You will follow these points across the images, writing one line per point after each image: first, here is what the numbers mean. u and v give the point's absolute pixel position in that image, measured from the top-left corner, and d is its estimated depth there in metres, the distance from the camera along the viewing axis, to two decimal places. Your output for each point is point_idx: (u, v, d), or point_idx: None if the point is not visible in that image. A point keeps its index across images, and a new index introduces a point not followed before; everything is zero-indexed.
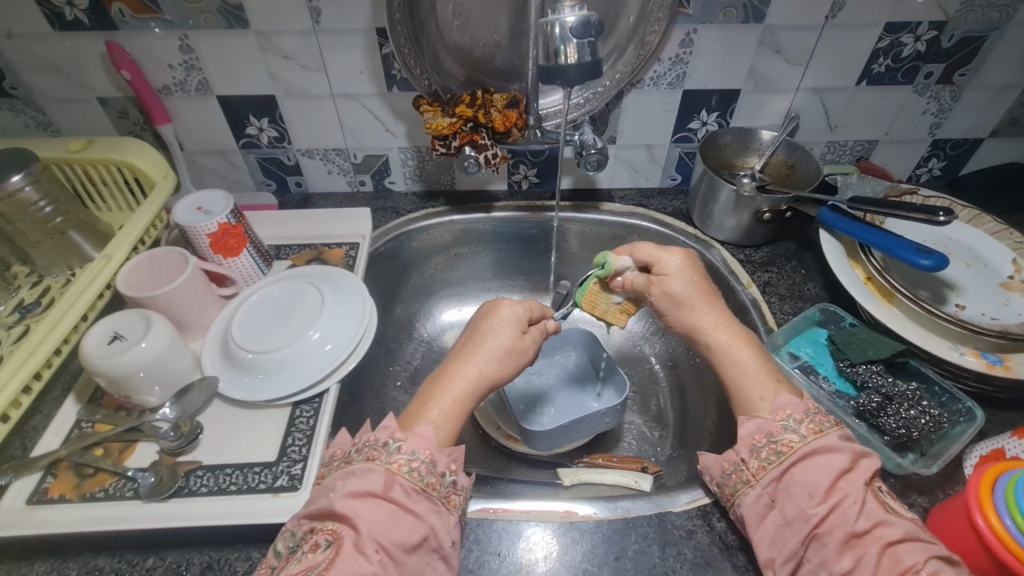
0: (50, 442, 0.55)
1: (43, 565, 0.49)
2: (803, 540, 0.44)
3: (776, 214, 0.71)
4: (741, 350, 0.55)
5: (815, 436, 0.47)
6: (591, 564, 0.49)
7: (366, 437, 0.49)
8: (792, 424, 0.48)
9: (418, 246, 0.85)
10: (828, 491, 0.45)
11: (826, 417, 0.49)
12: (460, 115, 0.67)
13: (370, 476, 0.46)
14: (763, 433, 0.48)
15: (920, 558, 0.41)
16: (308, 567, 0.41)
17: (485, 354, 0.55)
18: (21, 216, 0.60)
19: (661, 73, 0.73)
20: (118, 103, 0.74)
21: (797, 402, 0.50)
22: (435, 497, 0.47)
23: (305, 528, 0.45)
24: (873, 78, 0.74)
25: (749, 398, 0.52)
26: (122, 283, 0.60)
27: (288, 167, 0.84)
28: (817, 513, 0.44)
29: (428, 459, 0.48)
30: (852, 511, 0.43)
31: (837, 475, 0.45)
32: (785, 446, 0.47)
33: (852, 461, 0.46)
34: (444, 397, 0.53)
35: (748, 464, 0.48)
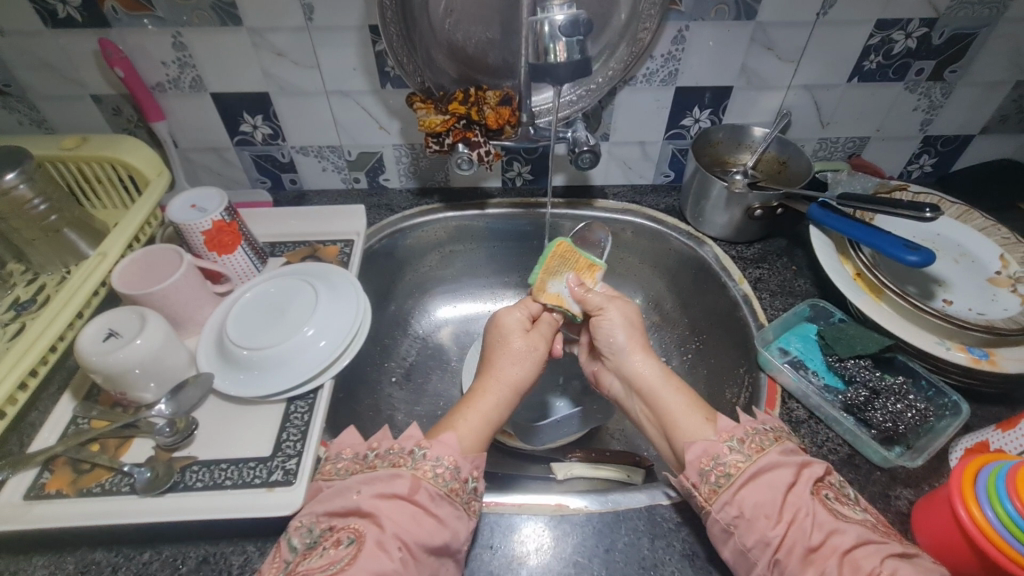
0: (47, 439, 0.56)
1: (41, 559, 0.50)
2: (767, 564, 0.44)
3: (768, 210, 0.72)
4: (668, 382, 0.58)
5: (758, 454, 0.48)
6: (582, 556, 0.50)
7: (388, 445, 0.50)
8: (735, 444, 0.49)
9: (412, 243, 0.85)
10: (782, 508, 0.45)
11: (765, 434, 0.50)
12: (453, 112, 0.67)
13: (398, 480, 0.47)
14: (709, 456, 0.49)
15: (876, 561, 0.41)
16: (331, 561, 0.42)
17: (506, 362, 0.61)
18: (16, 214, 0.60)
19: (654, 70, 0.73)
20: (112, 101, 0.75)
21: (736, 424, 0.51)
22: (458, 503, 0.47)
23: (324, 526, 0.46)
24: (864, 75, 0.75)
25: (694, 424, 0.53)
26: (117, 280, 0.61)
27: (282, 164, 0.84)
28: (776, 534, 0.44)
29: (451, 465, 0.49)
30: (806, 523, 0.44)
31: (787, 489, 0.46)
32: (731, 467, 0.48)
33: (797, 475, 0.47)
34: (473, 413, 0.56)
35: (699, 490, 0.49)
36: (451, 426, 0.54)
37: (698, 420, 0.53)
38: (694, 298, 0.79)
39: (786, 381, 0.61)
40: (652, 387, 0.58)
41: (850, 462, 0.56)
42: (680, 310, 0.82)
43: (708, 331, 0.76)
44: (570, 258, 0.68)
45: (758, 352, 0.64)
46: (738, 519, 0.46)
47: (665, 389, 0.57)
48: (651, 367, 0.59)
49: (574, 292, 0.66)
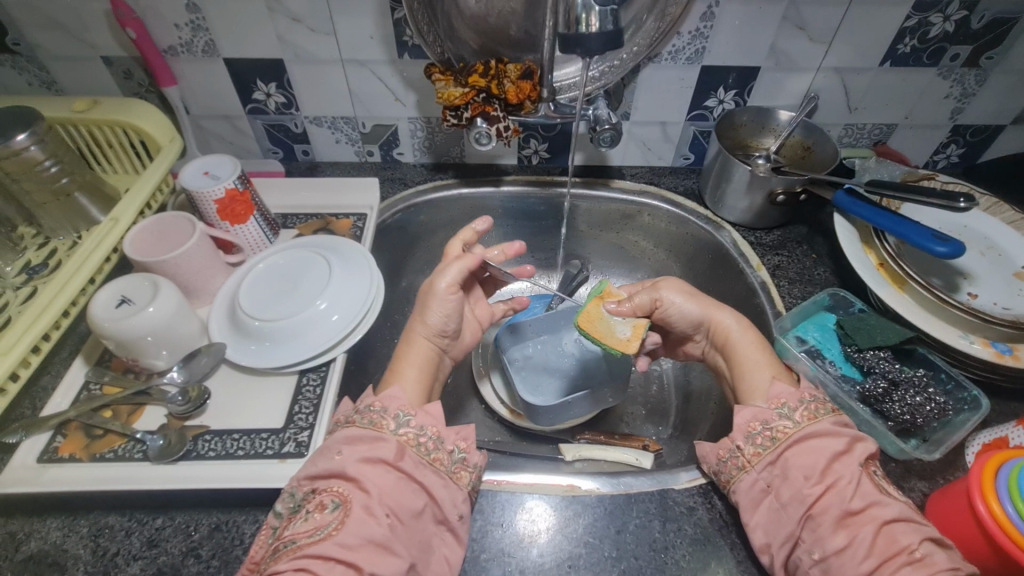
0: (59, 403, 0.56)
1: (55, 522, 0.50)
2: (800, 518, 0.45)
3: (791, 196, 0.70)
4: (745, 334, 0.57)
5: (809, 423, 0.48)
6: (593, 537, 0.50)
7: (369, 401, 0.50)
8: (787, 411, 0.49)
9: (426, 219, 0.84)
10: (824, 472, 0.45)
11: (822, 404, 0.50)
12: (472, 85, 0.65)
13: (381, 444, 0.46)
14: (758, 421, 0.49)
15: (914, 539, 0.41)
16: (317, 526, 0.41)
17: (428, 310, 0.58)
18: (26, 175, 0.59)
19: (680, 47, 0.71)
20: (123, 63, 0.73)
21: (792, 391, 0.51)
22: (441, 471, 0.47)
23: (306, 489, 0.45)
24: (897, 59, 0.72)
25: (753, 383, 0.54)
26: (129, 247, 0.60)
27: (295, 134, 0.83)
28: (812, 493, 0.45)
29: (435, 435, 0.48)
30: (848, 489, 0.44)
31: (833, 457, 0.46)
32: (779, 433, 0.48)
33: (848, 445, 0.47)
34: (414, 362, 0.56)
35: (743, 451, 0.49)
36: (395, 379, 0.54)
37: (766, 375, 0.54)
38: (710, 284, 0.79)
39: (802, 370, 0.60)
40: (730, 338, 0.58)
41: None
42: None
43: None
44: (593, 311, 0.59)
45: (774, 340, 0.63)
46: (778, 476, 0.47)
47: (743, 337, 0.57)
48: (731, 317, 0.59)
49: (626, 312, 0.60)
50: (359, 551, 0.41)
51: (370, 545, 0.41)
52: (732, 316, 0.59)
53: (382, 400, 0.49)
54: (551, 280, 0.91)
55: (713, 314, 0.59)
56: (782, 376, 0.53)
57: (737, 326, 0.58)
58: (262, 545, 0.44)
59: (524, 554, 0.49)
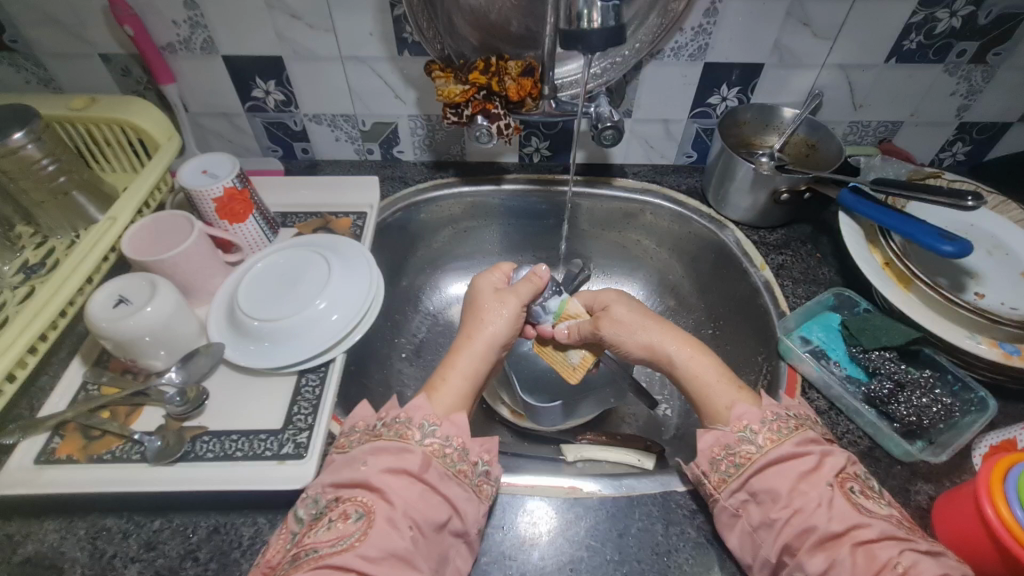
0: (57, 404, 0.56)
1: (53, 523, 0.49)
2: (775, 545, 0.44)
3: (795, 194, 0.69)
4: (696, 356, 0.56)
5: (771, 445, 0.47)
6: (595, 540, 0.49)
7: (395, 413, 0.49)
8: (749, 434, 0.48)
9: (426, 218, 0.83)
10: (791, 495, 0.44)
11: (785, 422, 0.48)
12: (473, 82, 0.64)
13: (407, 456, 0.46)
14: (721, 446, 0.49)
15: (894, 552, 0.40)
16: (340, 536, 0.41)
17: (490, 316, 0.59)
18: (24, 173, 0.59)
19: (683, 44, 0.70)
20: (121, 61, 0.72)
21: (754, 412, 0.49)
22: (466, 484, 0.47)
23: (329, 497, 0.45)
24: (903, 55, 0.71)
25: (715, 407, 0.52)
26: (127, 246, 0.59)
27: (295, 132, 0.82)
28: (780, 516, 0.44)
29: (461, 446, 0.48)
30: (820, 513, 0.43)
31: (798, 478, 0.45)
32: (741, 458, 0.47)
33: (815, 462, 0.46)
34: (460, 372, 0.55)
35: (710, 478, 0.48)
36: (437, 387, 0.53)
37: (725, 398, 0.52)
38: (713, 283, 0.78)
39: (807, 371, 0.60)
40: (681, 363, 0.57)
41: (870, 455, 0.54)
42: (697, 294, 0.80)
43: (725, 318, 0.75)
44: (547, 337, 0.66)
45: (778, 340, 0.63)
46: (748, 501, 0.46)
47: (693, 360, 0.56)
48: (671, 343, 0.58)
49: (574, 339, 0.63)
50: (381, 564, 0.40)
51: (391, 558, 0.40)
52: (673, 342, 0.58)
53: (408, 411, 0.49)
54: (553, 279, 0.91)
55: (655, 341, 0.58)
56: (746, 394, 0.52)
57: (681, 351, 0.57)
58: (280, 549, 0.44)
59: (524, 558, 0.48)
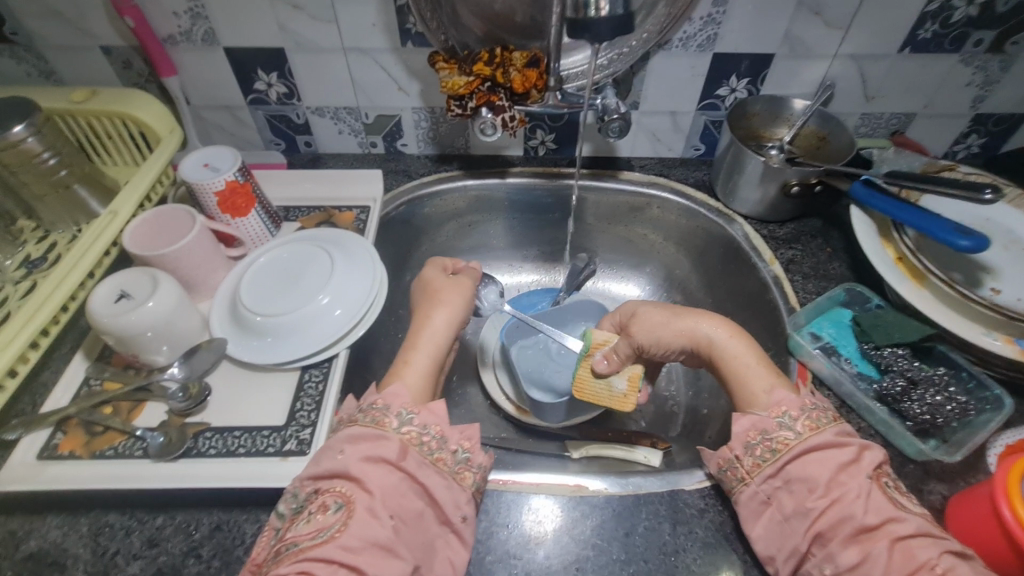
0: (60, 399, 0.55)
1: (56, 520, 0.49)
2: (806, 535, 0.43)
3: (805, 187, 0.68)
4: (733, 342, 0.56)
5: (810, 433, 0.47)
6: (601, 539, 0.49)
7: (372, 399, 0.48)
8: (788, 421, 0.48)
9: (430, 212, 0.82)
10: (828, 486, 0.44)
11: (823, 413, 0.48)
12: (477, 73, 0.63)
13: (384, 443, 0.45)
14: (757, 430, 0.48)
15: (932, 552, 0.39)
16: (319, 528, 0.40)
17: (435, 305, 0.60)
18: (25, 167, 0.58)
19: (692, 34, 0.69)
20: (122, 53, 0.72)
21: (793, 399, 0.49)
22: (444, 472, 0.45)
23: (308, 489, 0.44)
24: (918, 45, 0.70)
25: (751, 391, 0.52)
26: (128, 240, 0.59)
27: (297, 125, 0.81)
28: (815, 507, 0.43)
29: (438, 435, 0.47)
30: (858, 504, 0.42)
31: (838, 469, 0.44)
32: (779, 444, 0.47)
33: (854, 455, 0.45)
34: (422, 355, 0.55)
35: (742, 461, 0.48)
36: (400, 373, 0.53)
37: (765, 383, 0.52)
38: (721, 279, 0.77)
39: (817, 368, 0.59)
40: (719, 347, 0.56)
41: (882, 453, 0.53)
42: (704, 289, 0.80)
43: (733, 314, 0.75)
44: (583, 376, 0.59)
45: (788, 336, 0.62)
46: (778, 489, 0.46)
47: (732, 343, 0.56)
48: (707, 324, 0.57)
49: (616, 365, 0.58)
50: (362, 554, 0.39)
51: (372, 547, 0.40)
52: (709, 325, 0.57)
53: (384, 397, 0.48)
54: (557, 274, 0.90)
55: (693, 324, 0.58)
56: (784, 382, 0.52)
57: (720, 334, 0.56)
58: (264, 546, 0.43)
59: (530, 557, 0.48)
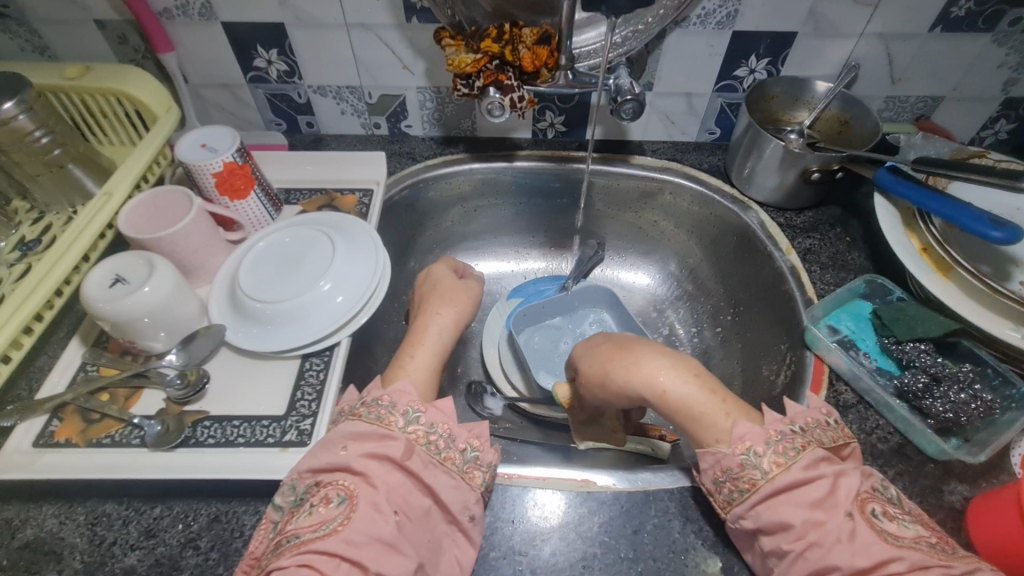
0: (56, 385, 0.54)
1: (52, 508, 0.48)
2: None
3: (827, 173, 0.65)
4: (680, 386, 0.46)
5: (779, 471, 0.41)
6: (608, 537, 0.47)
7: (378, 394, 0.46)
8: (754, 457, 0.42)
9: (435, 195, 0.80)
10: (804, 525, 0.39)
11: (792, 442, 0.42)
12: (485, 50, 0.60)
13: (390, 442, 0.42)
14: (723, 469, 0.43)
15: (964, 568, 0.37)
16: (321, 521, 0.38)
17: (439, 304, 0.59)
18: (16, 146, 0.56)
19: (711, 10, 0.65)
20: (116, 27, 0.69)
21: (758, 431, 0.42)
22: (452, 471, 0.43)
23: (309, 483, 0.42)
24: (950, 24, 0.66)
25: (706, 435, 0.44)
26: (125, 223, 0.57)
27: (298, 105, 0.79)
28: (793, 549, 0.39)
29: (447, 433, 0.44)
30: (841, 550, 0.37)
31: (812, 506, 0.39)
32: (747, 483, 0.41)
33: (829, 488, 0.40)
34: (428, 349, 0.53)
35: (716, 497, 0.44)
36: (406, 368, 0.50)
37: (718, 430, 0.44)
38: (734, 268, 0.75)
39: (835, 362, 0.57)
40: (661, 396, 0.47)
41: (900, 452, 0.52)
42: (717, 278, 0.78)
43: (746, 304, 0.72)
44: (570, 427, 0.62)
45: (805, 329, 0.60)
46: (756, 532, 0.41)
47: (669, 385, 0.46)
48: (641, 372, 0.48)
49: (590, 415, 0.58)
50: (364, 549, 0.37)
51: (376, 543, 0.38)
52: (636, 376, 0.48)
53: (390, 394, 0.46)
54: (565, 260, 0.88)
55: (623, 382, 0.48)
56: (734, 406, 0.45)
57: (654, 380, 0.47)
58: (263, 540, 0.42)
59: (535, 553, 0.47)
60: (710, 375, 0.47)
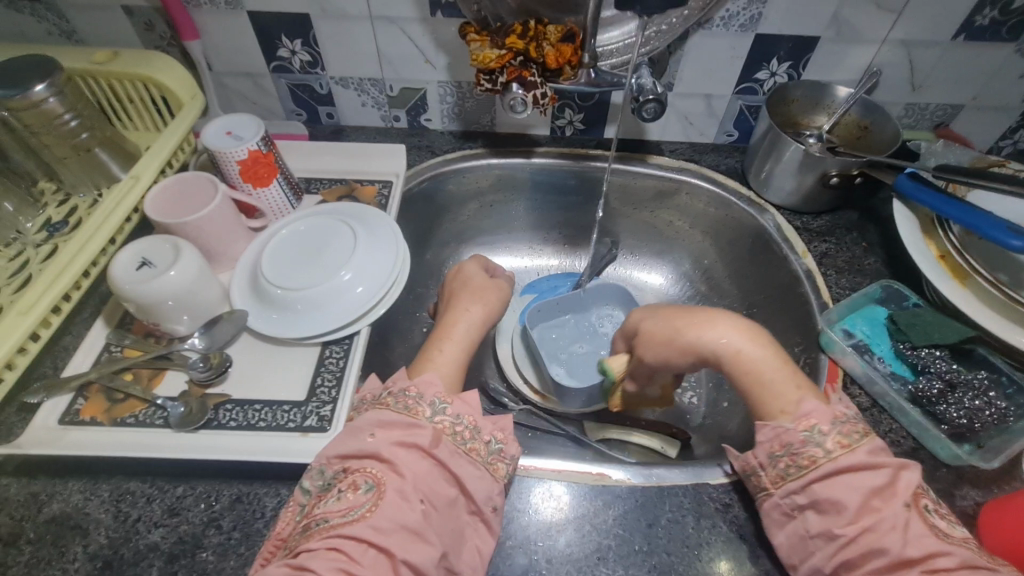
0: (81, 364, 0.55)
1: (77, 484, 0.49)
2: (830, 559, 0.41)
3: (845, 178, 0.65)
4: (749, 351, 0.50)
5: (842, 452, 0.43)
6: (623, 530, 0.48)
7: (405, 385, 0.47)
8: (816, 436, 0.44)
9: (454, 189, 0.81)
10: (859, 511, 0.40)
11: (855, 426, 0.44)
12: (509, 46, 0.61)
13: (416, 431, 0.43)
14: (782, 444, 0.45)
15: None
16: (350, 507, 0.39)
17: (467, 301, 0.59)
18: (46, 128, 0.57)
19: (734, 12, 0.66)
20: (143, 13, 0.70)
21: (824, 410, 0.45)
22: (478, 462, 0.44)
23: (336, 468, 0.43)
24: (973, 32, 0.66)
25: (768, 407, 0.48)
26: (151, 208, 0.58)
27: (320, 95, 0.79)
28: (844, 533, 0.40)
29: (472, 424, 0.45)
30: (894, 537, 0.39)
31: (870, 494, 0.41)
32: (805, 461, 0.43)
33: (889, 479, 0.42)
34: (452, 344, 0.54)
35: (766, 471, 0.45)
36: (433, 362, 0.51)
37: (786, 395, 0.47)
38: (750, 269, 0.75)
39: (850, 365, 0.58)
40: (731, 359, 0.50)
41: (914, 456, 0.52)
42: (731, 279, 0.78)
43: (760, 305, 0.73)
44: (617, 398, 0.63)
45: (820, 331, 0.60)
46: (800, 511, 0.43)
47: (743, 347, 0.50)
48: (714, 336, 0.51)
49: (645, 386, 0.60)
50: (391, 535, 0.38)
51: (402, 531, 0.39)
52: (711, 333, 0.51)
53: (417, 385, 0.46)
54: (579, 257, 0.88)
55: (695, 335, 0.51)
56: (805, 386, 0.48)
57: (728, 342, 0.51)
58: (289, 522, 0.43)
59: (550, 543, 0.47)
60: (782, 352, 0.51)
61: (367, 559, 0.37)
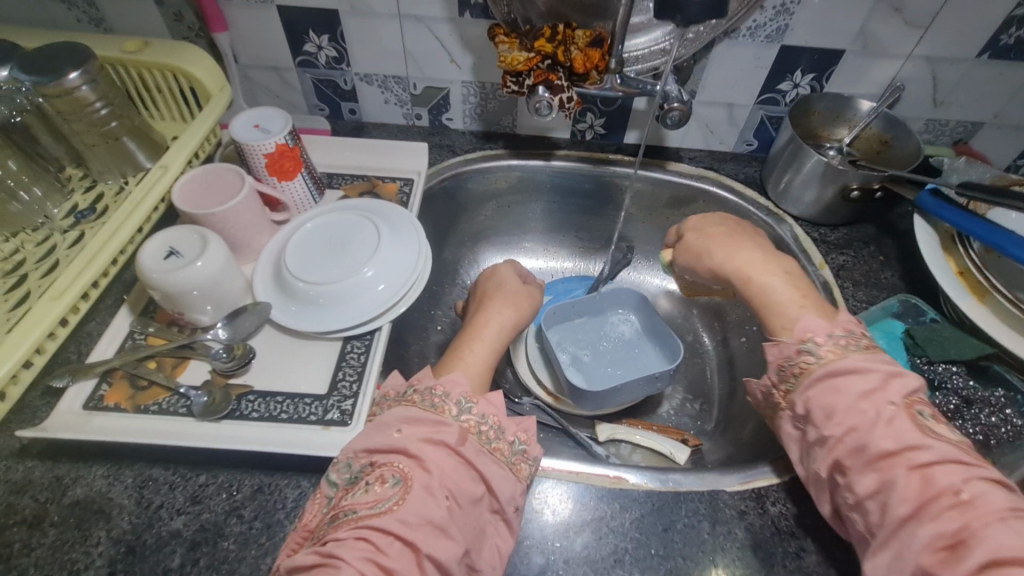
0: (105, 351, 0.55)
1: (101, 469, 0.50)
2: (828, 461, 0.43)
3: (866, 192, 0.66)
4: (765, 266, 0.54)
5: (834, 358, 0.45)
6: (639, 533, 0.48)
7: (431, 383, 0.47)
8: (811, 346, 0.46)
9: (473, 189, 0.81)
10: (850, 412, 0.42)
11: (854, 340, 0.46)
12: (538, 50, 0.61)
13: (443, 429, 0.44)
14: (783, 358, 0.48)
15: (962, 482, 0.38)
16: (378, 500, 0.40)
17: (496, 305, 0.60)
18: (76, 116, 0.58)
19: (762, 23, 0.66)
20: (173, 4, 0.70)
21: (822, 326, 0.47)
22: (502, 462, 0.44)
23: (363, 462, 0.43)
24: (998, 51, 0.66)
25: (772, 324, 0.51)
26: (178, 198, 0.58)
27: (343, 91, 0.80)
28: (833, 433, 0.43)
29: (496, 425, 0.45)
30: (879, 431, 0.41)
31: (861, 396, 0.43)
32: (801, 368, 0.46)
33: (882, 383, 0.43)
34: (480, 347, 0.54)
35: (777, 389, 0.48)
36: (459, 363, 0.51)
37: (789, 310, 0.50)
38: None
39: None
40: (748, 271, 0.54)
41: None
42: None
43: None
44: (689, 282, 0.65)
45: None
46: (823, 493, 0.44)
47: (756, 269, 0.54)
48: (737, 250, 0.56)
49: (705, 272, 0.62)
50: (418, 531, 0.39)
51: (428, 526, 0.39)
52: (733, 253, 0.56)
53: (444, 384, 0.47)
54: (594, 261, 0.89)
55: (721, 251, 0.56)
56: (810, 307, 0.50)
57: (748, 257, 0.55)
58: (316, 514, 0.43)
59: (567, 544, 0.48)
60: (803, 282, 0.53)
61: (394, 552, 0.38)
